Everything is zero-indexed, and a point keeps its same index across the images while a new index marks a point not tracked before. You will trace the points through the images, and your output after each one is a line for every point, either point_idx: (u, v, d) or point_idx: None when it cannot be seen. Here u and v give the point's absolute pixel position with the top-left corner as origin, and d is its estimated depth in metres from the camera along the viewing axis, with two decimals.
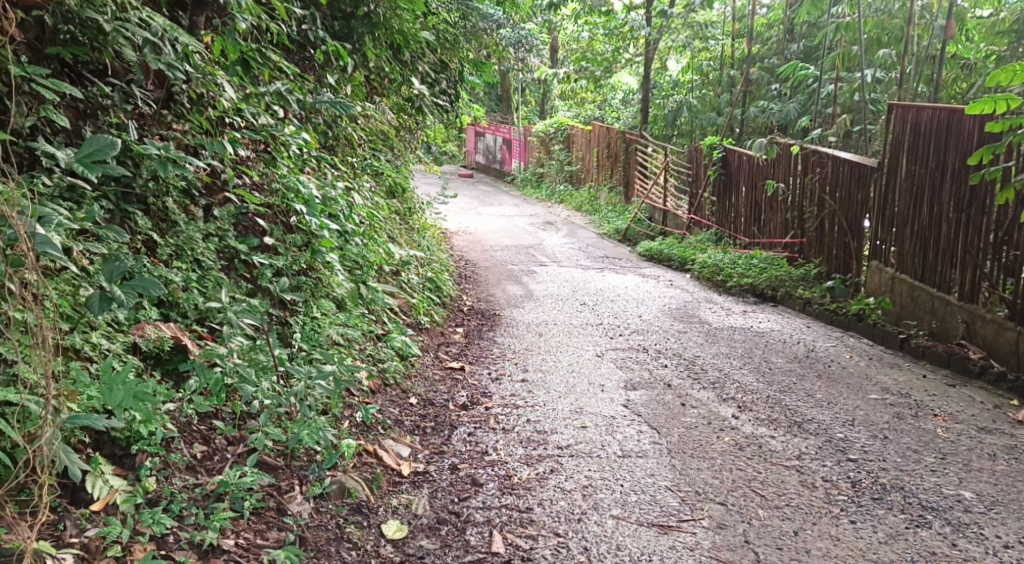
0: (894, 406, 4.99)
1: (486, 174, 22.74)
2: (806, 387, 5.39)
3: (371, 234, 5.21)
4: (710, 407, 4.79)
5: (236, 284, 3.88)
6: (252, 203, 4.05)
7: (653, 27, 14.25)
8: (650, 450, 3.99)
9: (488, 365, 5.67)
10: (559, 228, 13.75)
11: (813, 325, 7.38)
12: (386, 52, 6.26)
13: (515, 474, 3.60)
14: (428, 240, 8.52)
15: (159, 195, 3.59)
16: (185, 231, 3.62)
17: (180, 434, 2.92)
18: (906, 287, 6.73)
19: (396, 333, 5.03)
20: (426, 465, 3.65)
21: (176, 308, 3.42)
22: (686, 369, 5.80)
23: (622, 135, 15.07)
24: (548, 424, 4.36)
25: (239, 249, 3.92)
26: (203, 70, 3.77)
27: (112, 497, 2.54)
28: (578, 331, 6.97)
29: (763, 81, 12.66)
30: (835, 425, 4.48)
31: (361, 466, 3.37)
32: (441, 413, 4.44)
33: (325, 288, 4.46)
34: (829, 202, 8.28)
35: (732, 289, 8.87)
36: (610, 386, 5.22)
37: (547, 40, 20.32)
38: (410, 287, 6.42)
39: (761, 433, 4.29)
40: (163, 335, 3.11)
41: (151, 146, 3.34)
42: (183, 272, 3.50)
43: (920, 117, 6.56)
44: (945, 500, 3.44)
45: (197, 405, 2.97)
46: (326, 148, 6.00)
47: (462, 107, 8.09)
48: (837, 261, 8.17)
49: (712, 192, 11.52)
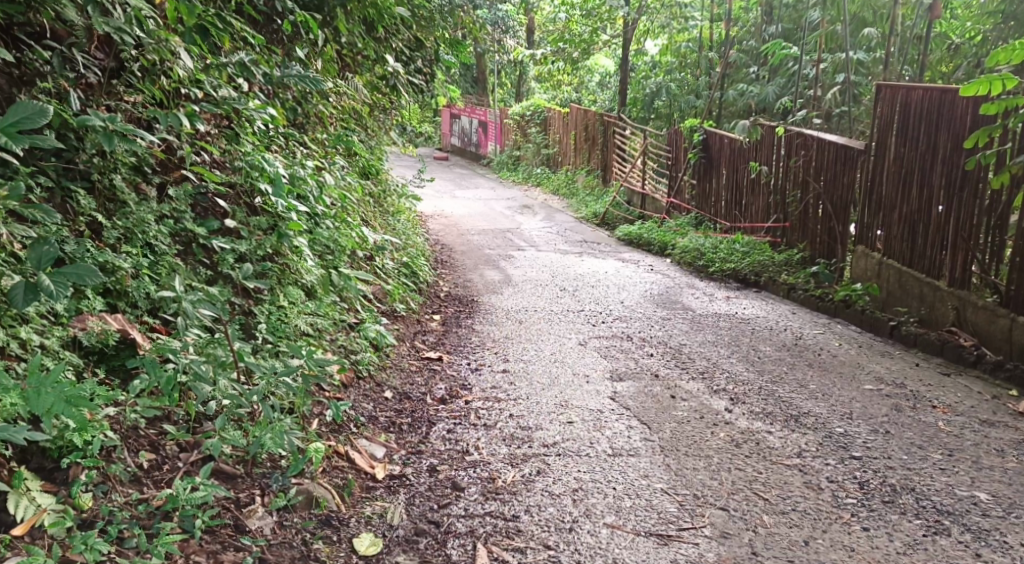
0: (891, 397, 4.77)
1: (462, 157, 22.34)
2: (798, 377, 5.17)
3: (342, 218, 4.90)
4: (702, 400, 4.54)
5: (195, 271, 3.55)
6: (210, 182, 3.73)
7: (632, 7, 14.06)
8: (642, 448, 3.74)
9: (467, 355, 5.39)
10: (536, 211, 13.46)
11: (799, 311, 7.18)
12: (359, 27, 5.97)
13: (498, 476, 3.33)
14: (404, 223, 8.21)
15: (106, 172, 3.27)
16: (135, 213, 3.28)
17: (124, 442, 2.60)
18: (894, 272, 6.53)
19: (370, 322, 4.74)
20: (403, 468, 3.37)
21: (124, 298, 3.09)
22: (672, 358, 5.55)
23: (600, 117, 14.80)
24: (531, 420, 4.10)
25: (198, 233, 3.59)
26: (156, 35, 3.49)
27: (38, 519, 2.24)
28: (559, 318, 6.70)
29: (742, 63, 12.43)
30: (834, 419, 4.25)
31: (332, 471, 3.09)
32: (418, 408, 4.16)
33: (292, 275, 4.12)
34: (813, 185, 8.07)
35: (714, 274, 8.63)
36: (595, 377, 4.96)
37: (522, 21, 19.99)
38: (384, 272, 6.11)
39: (757, 428, 4.05)
40: (109, 328, 2.83)
41: (94, 116, 3.04)
42: (133, 258, 3.17)
43: (912, 97, 6.33)
44: (960, 503, 3.22)
45: (144, 407, 2.65)
46: (295, 126, 5.67)
47: (438, 87, 7.82)
48: (821, 245, 7.98)
49: (692, 174, 11.28)
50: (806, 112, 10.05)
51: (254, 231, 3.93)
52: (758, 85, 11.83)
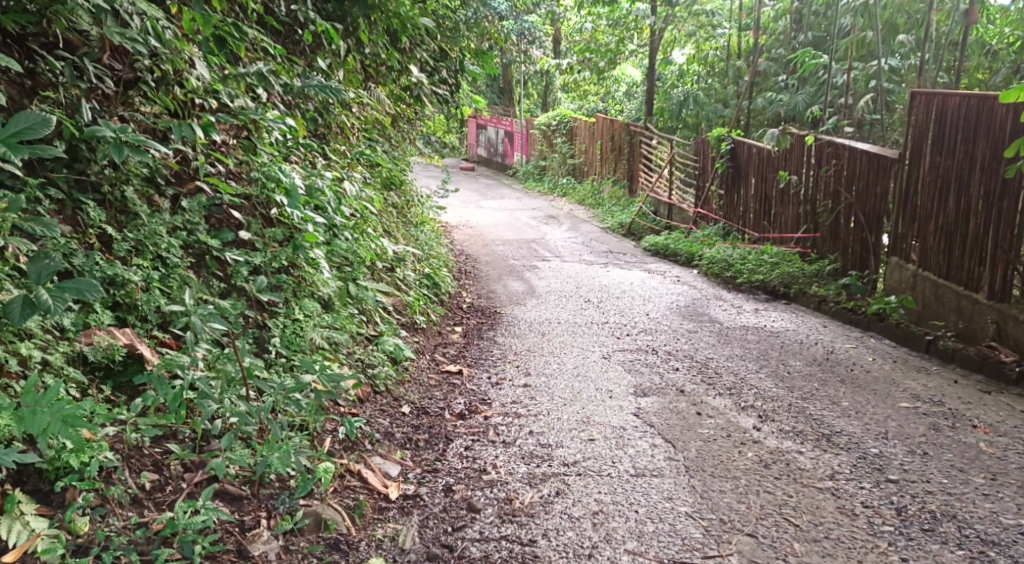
0: (928, 415, 4.59)
1: (488, 167, 22.29)
2: (830, 394, 5.00)
3: (361, 229, 4.82)
4: (729, 417, 4.39)
5: (207, 284, 3.47)
6: (225, 193, 3.67)
7: (659, 17, 13.95)
8: (666, 468, 3.61)
9: (488, 368, 5.29)
10: (562, 221, 13.35)
11: (830, 324, 6.99)
12: (382, 38, 5.93)
13: (516, 497, 3.23)
14: (427, 234, 8.14)
15: (118, 184, 3.22)
16: (147, 225, 3.21)
17: (126, 462, 2.52)
18: (929, 285, 6.33)
19: (389, 335, 4.66)
20: (418, 487, 3.27)
21: (134, 312, 3.01)
22: (699, 373, 5.40)
23: (627, 127, 14.68)
24: (552, 437, 3.99)
25: (211, 245, 3.51)
26: (172, 45, 3.44)
27: (31, 544, 2.17)
28: (583, 330, 6.57)
29: (771, 72, 12.24)
30: (868, 438, 4.09)
31: (343, 490, 3.00)
32: (435, 424, 4.06)
33: (309, 287, 4.04)
34: (845, 196, 7.88)
35: (742, 285, 8.46)
36: (620, 392, 4.83)
37: (549, 31, 19.92)
38: (405, 284, 6.03)
39: (787, 448, 3.90)
40: (115, 343, 2.76)
41: (104, 127, 2.99)
42: (144, 270, 3.10)
43: (948, 104, 6.14)
44: (1006, 532, 3.06)
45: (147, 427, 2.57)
46: (316, 137, 5.61)
47: (463, 97, 7.75)
48: (853, 257, 7.77)
49: (719, 184, 11.11)
50: (837, 121, 9.87)
51: (270, 243, 3.86)
52: (787, 93, 11.64)
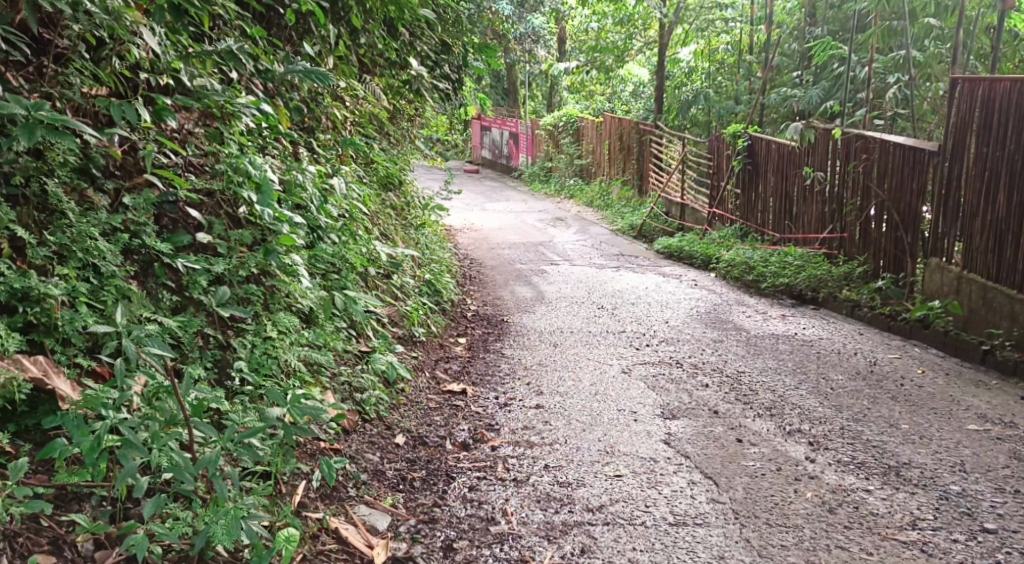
0: (1004, 441, 3.97)
1: (493, 169, 21.62)
2: (883, 414, 4.36)
3: (350, 231, 4.21)
4: (775, 445, 3.76)
5: (155, 298, 2.88)
6: (180, 188, 3.06)
7: (669, 11, 13.29)
8: (712, 514, 3.00)
9: (495, 387, 4.65)
10: (570, 224, 12.72)
11: (867, 331, 6.36)
12: (378, 27, 5.33)
13: (532, 558, 2.69)
14: (428, 237, 7.51)
15: (37, 175, 2.61)
16: (75, 225, 2.62)
17: (11, 540, 2.00)
18: (976, 288, 5.71)
19: (380, 351, 4.05)
20: (411, 546, 2.71)
21: (53, 335, 2.42)
22: (731, 389, 4.76)
23: (636, 125, 14.04)
24: (571, 472, 3.37)
25: (161, 249, 2.89)
26: (113, 9, 2.83)
27: None
28: (598, 341, 5.94)
29: (787, 67, 11.60)
30: (944, 471, 3.47)
31: (314, 557, 2.48)
32: (435, 457, 3.46)
33: (285, 299, 3.44)
34: (877, 192, 7.23)
35: (765, 289, 7.83)
36: (645, 414, 4.20)
37: (553, 31, 19.26)
38: (402, 293, 5.41)
39: (852, 485, 3.28)
40: (17, 378, 2.19)
41: (14, 104, 2.38)
42: (67, 282, 2.51)
43: (996, 90, 5.51)
44: None
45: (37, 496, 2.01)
46: (300, 130, 4.99)
47: (466, 93, 7.11)
48: (888, 257, 7.12)
49: (735, 182, 10.48)
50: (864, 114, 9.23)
51: (235, 247, 3.24)
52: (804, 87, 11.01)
